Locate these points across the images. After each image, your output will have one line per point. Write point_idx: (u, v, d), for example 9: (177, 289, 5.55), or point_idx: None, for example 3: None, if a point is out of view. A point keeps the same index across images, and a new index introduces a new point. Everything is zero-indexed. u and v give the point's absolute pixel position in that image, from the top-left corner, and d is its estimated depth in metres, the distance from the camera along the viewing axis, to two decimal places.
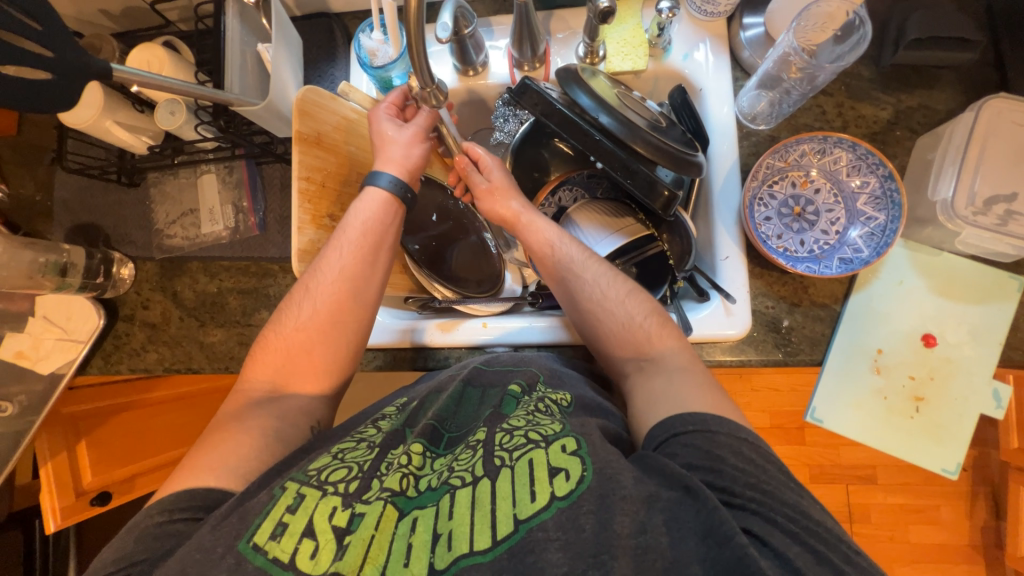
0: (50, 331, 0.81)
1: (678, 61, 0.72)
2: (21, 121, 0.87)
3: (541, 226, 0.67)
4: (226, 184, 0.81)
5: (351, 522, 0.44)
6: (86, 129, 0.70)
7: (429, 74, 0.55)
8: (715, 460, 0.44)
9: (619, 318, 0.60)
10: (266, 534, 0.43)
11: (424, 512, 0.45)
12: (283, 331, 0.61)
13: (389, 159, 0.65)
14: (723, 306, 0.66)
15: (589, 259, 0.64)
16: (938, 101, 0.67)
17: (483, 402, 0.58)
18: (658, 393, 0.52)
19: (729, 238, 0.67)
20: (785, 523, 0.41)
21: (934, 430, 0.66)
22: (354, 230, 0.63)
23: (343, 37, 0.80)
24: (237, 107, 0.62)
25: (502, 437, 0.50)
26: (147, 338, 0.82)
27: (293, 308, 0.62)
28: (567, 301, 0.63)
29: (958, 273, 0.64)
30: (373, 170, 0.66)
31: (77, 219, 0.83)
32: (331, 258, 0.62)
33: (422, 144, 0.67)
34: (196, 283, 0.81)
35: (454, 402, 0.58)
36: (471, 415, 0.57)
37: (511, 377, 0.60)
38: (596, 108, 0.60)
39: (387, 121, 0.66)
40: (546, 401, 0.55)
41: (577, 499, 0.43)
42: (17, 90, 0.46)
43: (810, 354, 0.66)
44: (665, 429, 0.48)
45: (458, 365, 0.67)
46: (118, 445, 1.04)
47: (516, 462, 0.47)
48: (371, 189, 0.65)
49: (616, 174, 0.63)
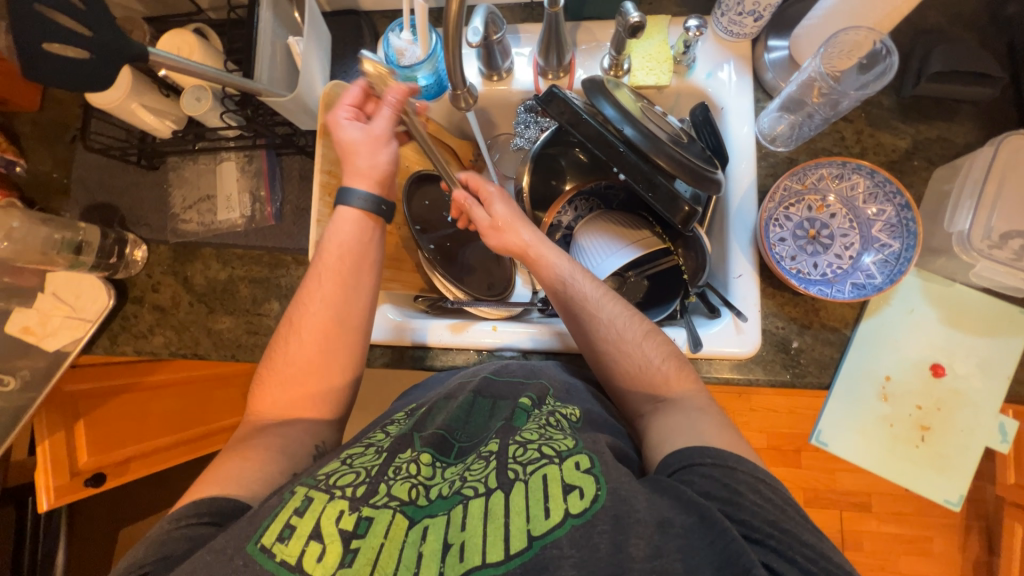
0: (59, 308, 0.82)
1: (701, 79, 0.73)
2: (45, 99, 0.88)
3: (552, 259, 0.67)
4: (245, 173, 0.81)
5: (359, 526, 0.44)
6: (112, 110, 0.70)
7: (461, 75, 0.55)
8: (733, 492, 0.45)
9: (637, 362, 0.60)
10: (275, 536, 0.43)
11: (435, 521, 0.45)
12: (277, 367, 0.61)
13: (355, 173, 0.62)
14: (734, 323, 0.66)
15: (605, 297, 0.63)
16: (957, 134, 0.68)
17: (493, 414, 0.58)
18: (676, 428, 0.53)
19: (743, 256, 0.68)
20: (805, 564, 0.41)
21: (939, 460, 0.66)
22: (329, 256, 0.62)
23: (370, 34, 0.81)
24: (266, 97, 0.62)
25: (515, 450, 0.50)
26: (155, 320, 0.82)
27: (282, 347, 0.62)
28: (578, 338, 0.64)
29: (969, 306, 0.64)
30: (343, 188, 0.63)
31: (93, 198, 0.84)
32: (313, 288, 0.62)
33: (390, 147, 0.62)
34: (208, 269, 0.82)
35: (465, 413, 0.59)
36: (482, 426, 0.57)
37: (522, 390, 0.60)
38: (620, 120, 0.60)
39: (348, 126, 0.61)
40: (556, 415, 0.55)
41: (591, 518, 0.43)
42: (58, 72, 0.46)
43: (818, 377, 0.66)
44: (683, 456, 0.48)
45: (468, 372, 0.68)
46: (117, 426, 1.03)
47: (529, 476, 0.47)
48: (343, 208, 0.63)
49: (638, 187, 0.63)
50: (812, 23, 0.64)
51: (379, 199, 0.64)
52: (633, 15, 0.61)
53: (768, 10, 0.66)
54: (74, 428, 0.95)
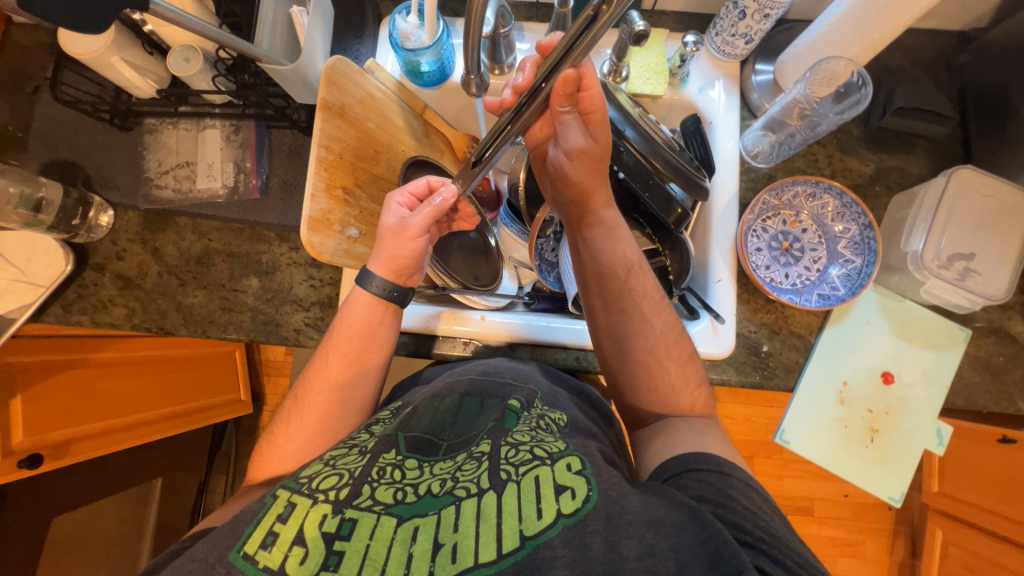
0: (6, 271, 0.75)
1: (693, 93, 0.77)
2: (6, 45, 0.82)
3: (626, 239, 0.67)
4: (230, 142, 0.78)
5: (341, 528, 0.45)
6: (88, 61, 0.66)
7: (474, 61, 0.58)
8: (725, 497, 0.48)
9: (669, 380, 0.62)
10: (257, 544, 0.44)
11: (426, 521, 0.45)
12: (277, 446, 0.61)
13: (378, 257, 0.64)
14: (712, 324, 0.70)
15: (658, 306, 0.65)
16: (913, 165, 0.75)
17: (481, 413, 0.61)
18: (680, 437, 0.57)
19: (723, 262, 0.72)
20: (790, 564, 0.43)
21: (885, 459, 0.73)
22: (341, 338, 0.64)
23: (373, 15, 0.80)
24: (264, 63, 0.61)
25: (507, 451, 0.51)
26: (117, 290, 0.76)
27: (284, 426, 0.62)
28: (621, 332, 0.65)
29: (918, 322, 0.71)
30: (365, 268, 0.65)
31: (55, 154, 0.78)
32: (319, 368, 0.64)
33: (419, 241, 0.63)
34: (181, 240, 0.77)
35: (453, 415, 0.62)
36: (470, 426, 0.60)
37: (510, 392, 0.63)
38: (622, 121, 0.65)
39: (398, 209, 0.64)
40: (545, 419, 0.58)
41: (584, 518, 0.44)
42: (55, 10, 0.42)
43: (784, 379, 0.71)
44: (680, 463, 0.53)
45: (458, 370, 0.71)
46: (60, 405, 0.96)
47: (521, 477, 0.48)
48: (359, 291, 0.64)
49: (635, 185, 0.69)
50: (798, 51, 0.69)
51: (392, 286, 0.64)
52: (638, 23, 0.63)
53: (758, 34, 0.70)
54: (11, 405, 0.87)
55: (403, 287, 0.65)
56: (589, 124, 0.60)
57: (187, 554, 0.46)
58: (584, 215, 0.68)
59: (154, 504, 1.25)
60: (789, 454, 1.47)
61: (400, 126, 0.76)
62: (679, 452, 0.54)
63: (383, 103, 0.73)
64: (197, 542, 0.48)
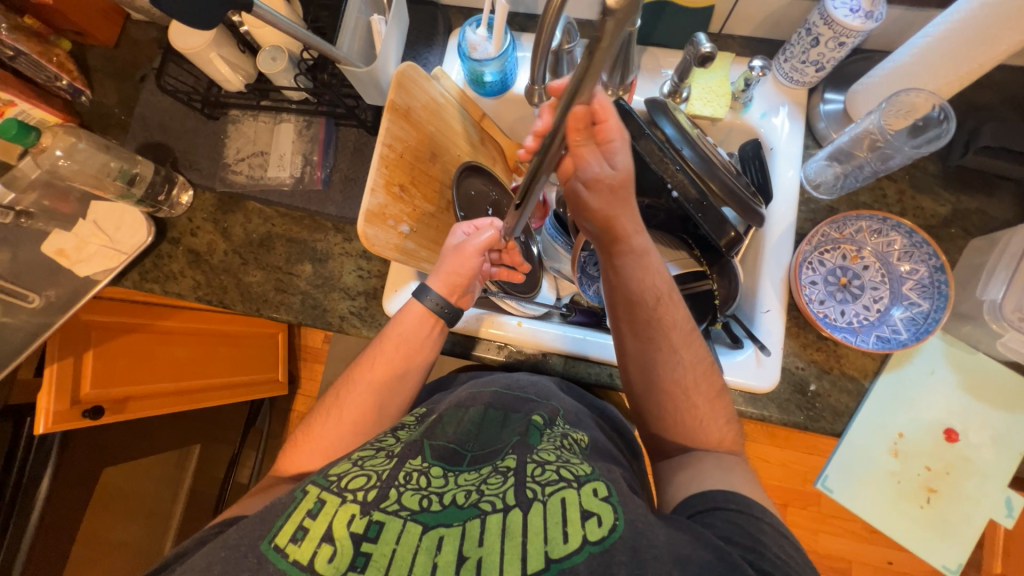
0: (96, 236, 0.83)
1: (755, 118, 0.75)
2: (121, 38, 0.93)
3: (656, 269, 0.64)
4: (301, 136, 0.83)
5: (368, 529, 0.46)
6: (190, 55, 0.73)
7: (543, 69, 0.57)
8: (756, 542, 0.46)
9: (702, 418, 0.60)
10: (288, 537, 0.46)
11: (450, 532, 0.46)
12: (314, 433, 0.63)
13: (437, 272, 0.66)
14: (756, 356, 0.67)
15: (687, 339, 0.63)
16: (995, 209, 0.70)
17: (505, 425, 0.62)
18: (707, 472, 0.55)
19: (773, 293, 0.69)
20: None
21: (941, 522, 0.68)
22: (389, 343, 0.65)
23: (443, 26, 0.84)
24: (343, 65, 0.65)
25: (534, 470, 0.52)
26: (187, 263, 0.83)
27: (322, 419, 0.65)
28: (647, 362, 0.63)
29: (991, 378, 0.65)
30: (422, 284, 0.67)
31: (150, 136, 0.86)
32: (363, 367, 0.66)
33: (476, 261, 0.65)
34: (248, 222, 0.83)
35: (476, 427, 0.63)
36: (493, 437, 0.61)
37: (534, 408, 0.65)
38: (679, 140, 0.64)
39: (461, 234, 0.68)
40: (568, 438, 0.59)
41: (610, 547, 0.43)
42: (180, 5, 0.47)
43: (831, 424, 0.67)
44: (708, 498, 0.51)
45: (482, 381, 0.73)
46: (124, 364, 1.04)
47: (548, 498, 0.48)
48: (413, 302, 0.66)
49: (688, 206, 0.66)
50: (871, 83, 0.67)
51: (445, 302, 0.66)
52: (705, 45, 0.63)
53: (832, 63, 0.68)
54: (83, 357, 0.96)
55: (455, 304, 0.67)
56: (608, 152, 0.55)
57: (223, 537, 0.49)
58: (615, 241, 0.64)
59: (189, 471, 1.33)
60: (828, 508, 1.37)
61: (458, 131, 0.79)
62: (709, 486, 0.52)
63: (445, 109, 0.76)
64: (231, 529, 0.50)
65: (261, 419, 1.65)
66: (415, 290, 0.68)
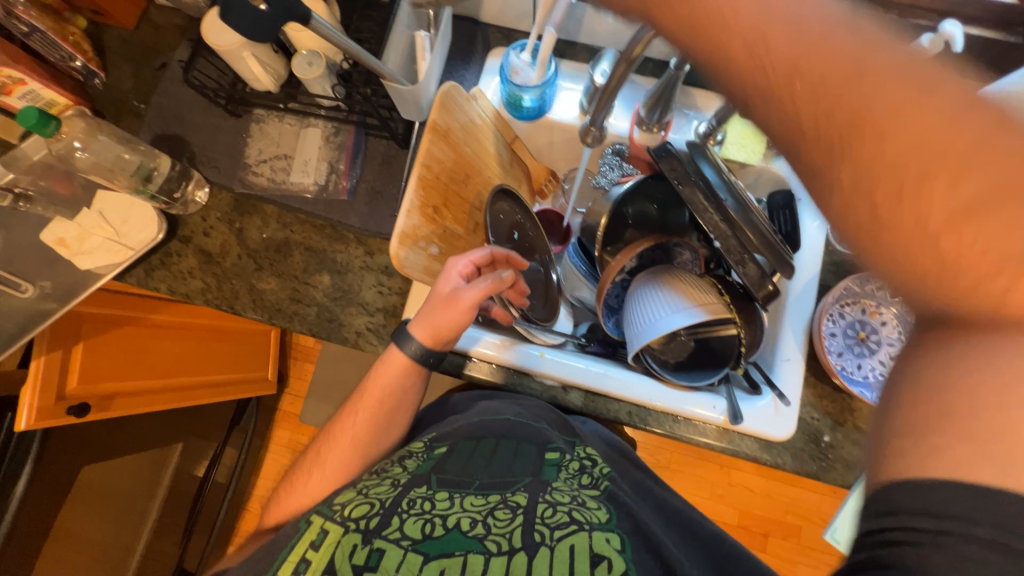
0: (101, 228, 0.80)
1: (786, 168, 0.77)
2: (142, 21, 0.89)
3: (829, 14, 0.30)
4: (329, 143, 0.81)
5: (370, 558, 0.45)
6: (222, 52, 0.70)
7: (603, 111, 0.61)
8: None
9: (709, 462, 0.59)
10: (290, 569, 0.46)
11: (452, 562, 0.46)
12: (300, 495, 0.63)
13: (422, 319, 0.62)
14: (774, 404, 0.69)
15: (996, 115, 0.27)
16: None
17: (516, 459, 0.63)
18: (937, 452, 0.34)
19: (794, 342, 0.71)
20: None
21: None
22: (370, 395, 0.65)
23: (482, 46, 0.84)
24: (387, 80, 0.64)
25: (544, 511, 0.52)
26: (198, 264, 0.79)
27: (306, 478, 0.65)
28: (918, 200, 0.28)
29: None
30: (405, 326, 0.65)
31: (167, 128, 0.82)
32: (345, 422, 0.66)
33: (465, 315, 0.61)
34: (265, 227, 0.80)
35: (487, 456, 0.63)
36: (501, 467, 0.61)
37: (545, 442, 0.66)
38: (718, 184, 0.65)
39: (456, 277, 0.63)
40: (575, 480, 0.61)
41: None
42: (243, 21, 0.44)
43: (841, 475, 0.68)
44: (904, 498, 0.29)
45: (487, 410, 0.71)
46: (115, 358, 1.00)
47: (555, 543, 0.48)
48: (399, 342, 0.65)
49: (730, 258, 0.65)
50: None
51: (427, 352, 0.64)
52: None
53: None
54: (72, 351, 0.91)
55: (438, 353, 0.65)
56: None
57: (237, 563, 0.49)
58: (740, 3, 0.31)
59: (170, 466, 1.28)
60: (807, 541, 1.40)
61: (491, 153, 0.78)
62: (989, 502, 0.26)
63: (482, 131, 0.75)
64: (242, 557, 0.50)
65: (247, 419, 1.56)
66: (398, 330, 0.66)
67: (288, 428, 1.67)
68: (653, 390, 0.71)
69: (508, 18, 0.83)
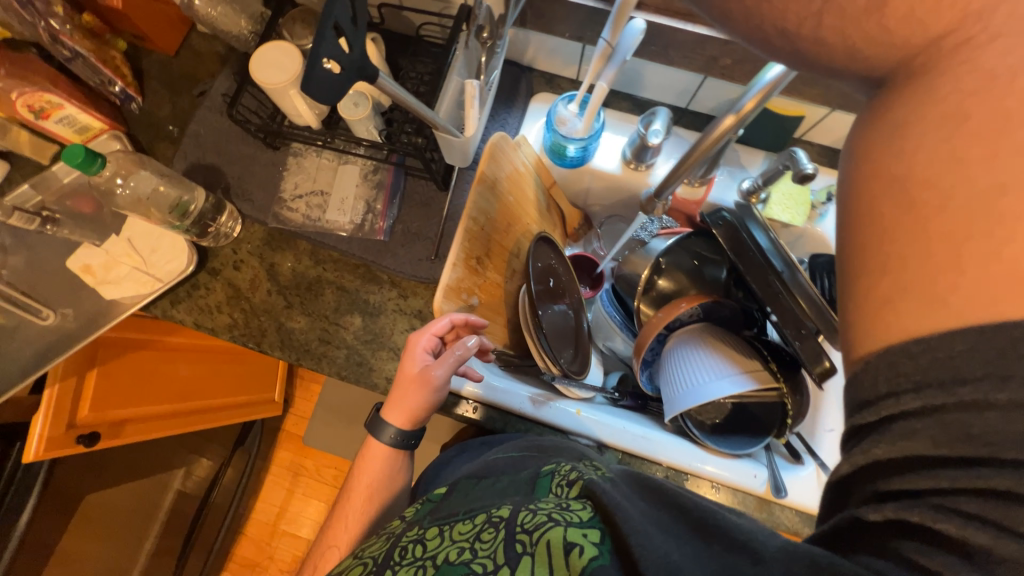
0: (129, 257, 0.78)
1: (829, 231, 0.76)
2: (183, 47, 0.88)
3: None
4: (366, 181, 0.80)
5: None
6: (268, 89, 0.69)
7: (665, 190, 0.61)
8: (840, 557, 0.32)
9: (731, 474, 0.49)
10: None
11: None
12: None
13: (395, 406, 0.63)
14: (817, 474, 0.68)
15: None
16: None
17: (514, 482, 0.53)
18: None
19: (837, 415, 0.73)
20: None
21: None
22: (363, 479, 0.65)
23: (525, 91, 0.83)
24: (438, 131, 0.63)
25: (524, 516, 0.43)
26: (226, 298, 0.78)
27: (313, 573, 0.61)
28: None
29: None
30: (380, 415, 0.65)
31: (202, 157, 0.80)
32: (341, 521, 0.63)
33: (437, 393, 0.62)
34: (297, 263, 0.79)
35: (487, 484, 0.55)
36: (497, 491, 0.52)
37: (547, 458, 0.56)
38: (772, 251, 0.66)
39: (421, 355, 0.63)
40: (567, 474, 0.49)
41: None
42: (322, 88, 0.42)
43: None
44: (862, 392, 0.28)
45: (506, 446, 0.66)
46: (126, 385, 0.96)
47: (536, 547, 0.40)
48: (378, 432, 0.65)
49: (785, 331, 0.65)
50: None
51: (405, 436, 0.64)
52: (807, 166, 0.61)
53: None
54: (87, 377, 0.88)
55: (418, 432, 0.66)
56: None
57: None
58: None
59: (172, 488, 1.26)
60: None
61: (531, 201, 0.77)
62: (927, 358, 0.25)
63: (524, 179, 0.74)
64: None
65: (251, 440, 1.50)
66: (374, 416, 0.66)
67: (290, 450, 1.63)
68: (689, 452, 0.70)
69: (554, 64, 0.82)
